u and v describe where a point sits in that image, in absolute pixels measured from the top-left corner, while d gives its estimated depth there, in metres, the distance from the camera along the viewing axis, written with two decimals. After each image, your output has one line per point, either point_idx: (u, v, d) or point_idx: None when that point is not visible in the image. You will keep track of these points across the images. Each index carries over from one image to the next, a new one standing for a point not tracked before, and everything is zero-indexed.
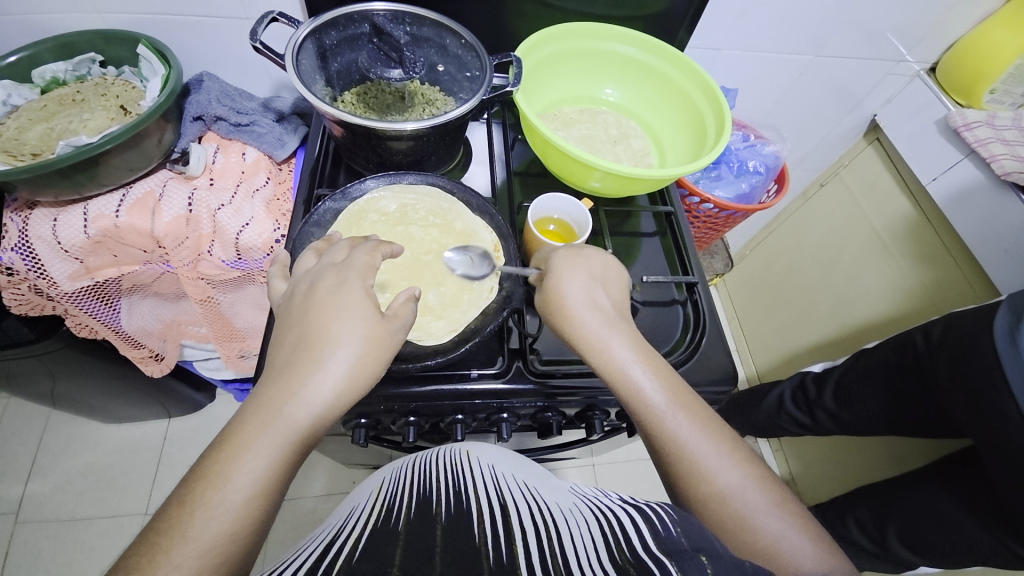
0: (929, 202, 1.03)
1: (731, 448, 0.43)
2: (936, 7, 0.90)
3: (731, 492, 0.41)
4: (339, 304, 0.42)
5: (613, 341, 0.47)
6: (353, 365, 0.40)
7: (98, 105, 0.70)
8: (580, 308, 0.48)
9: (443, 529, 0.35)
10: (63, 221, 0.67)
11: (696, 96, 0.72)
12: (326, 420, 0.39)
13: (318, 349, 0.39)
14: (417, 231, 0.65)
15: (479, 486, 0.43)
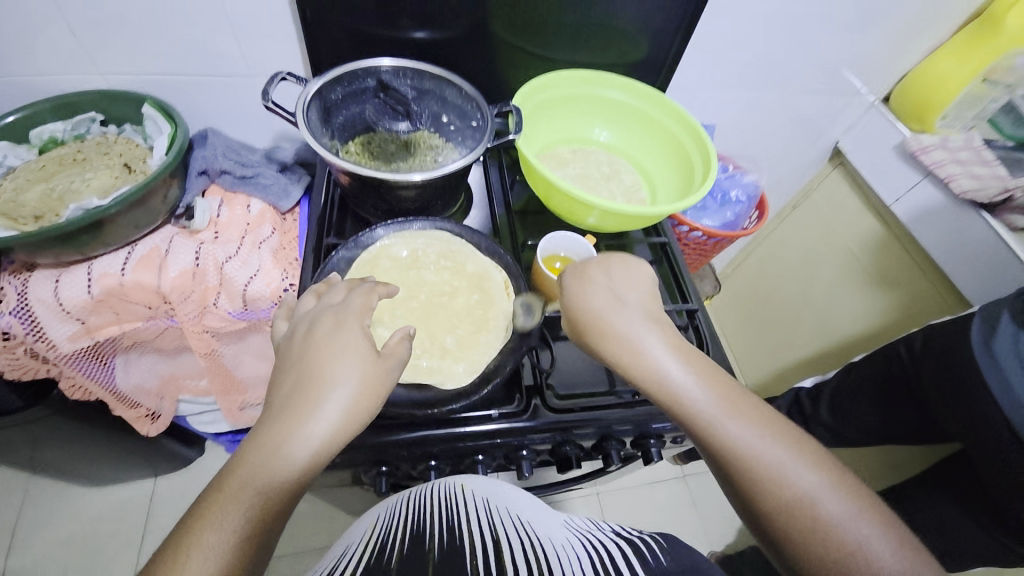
0: (895, 220, 1.10)
1: (801, 449, 0.41)
2: (884, 47, 1.00)
3: (808, 496, 0.39)
4: (334, 346, 0.42)
5: (658, 349, 0.46)
6: (350, 406, 0.40)
7: (102, 163, 0.70)
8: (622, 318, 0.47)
9: None
10: (66, 282, 0.66)
11: (681, 135, 0.77)
12: (313, 469, 0.38)
13: (316, 390, 0.40)
14: (429, 274, 0.66)
15: (471, 523, 0.40)
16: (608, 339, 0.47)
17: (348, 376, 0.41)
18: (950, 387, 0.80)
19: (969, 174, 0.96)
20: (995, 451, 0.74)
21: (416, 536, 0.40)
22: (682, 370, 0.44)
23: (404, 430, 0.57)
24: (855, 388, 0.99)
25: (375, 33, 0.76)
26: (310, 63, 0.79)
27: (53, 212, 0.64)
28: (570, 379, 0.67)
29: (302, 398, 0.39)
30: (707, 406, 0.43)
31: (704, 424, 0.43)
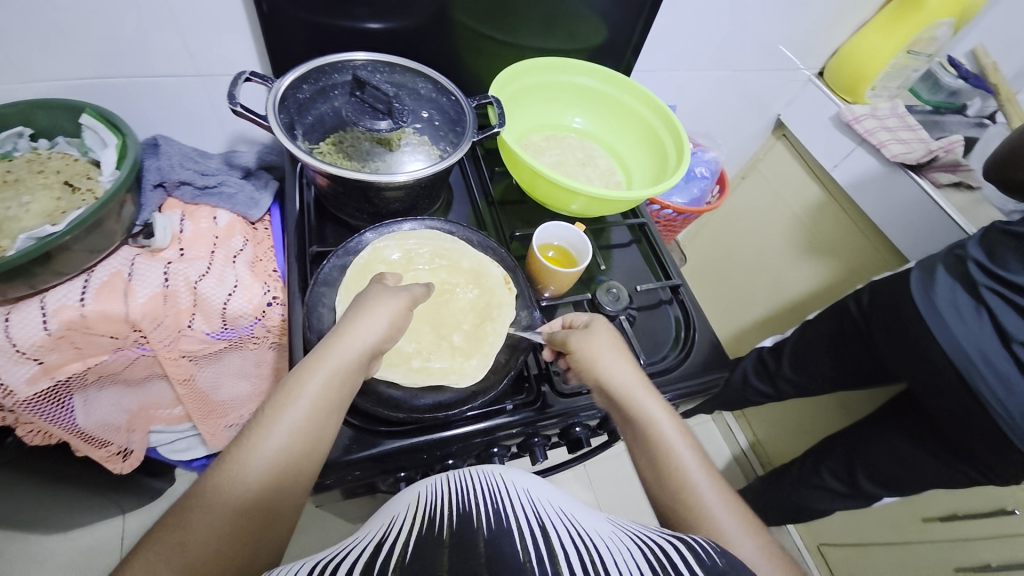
0: (837, 188, 1.20)
1: (746, 521, 0.45)
2: (819, 24, 1.08)
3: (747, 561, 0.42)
4: (362, 307, 0.50)
5: (650, 407, 0.52)
6: (384, 323, 0.50)
7: (37, 183, 0.62)
8: (619, 377, 0.54)
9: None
10: (17, 320, 0.59)
11: (652, 118, 0.81)
12: (292, 455, 0.42)
13: (353, 323, 0.49)
14: (425, 273, 0.64)
15: (519, 517, 0.36)
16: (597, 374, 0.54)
17: (375, 331, 0.49)
18: (896, 336, 0.89)
19: (897, 139, 1.07)
20: (938, 385, 0.84)
21: (461, 519, 0.36)
22: (661, 411, 0.51)
23: (422, 434, 0.57)
24: (817, 340, 1.08)
25: (337, 26, 0.72)
26: (266, 59, 0.74)
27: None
28: None
29: (335, 347, 0.47)
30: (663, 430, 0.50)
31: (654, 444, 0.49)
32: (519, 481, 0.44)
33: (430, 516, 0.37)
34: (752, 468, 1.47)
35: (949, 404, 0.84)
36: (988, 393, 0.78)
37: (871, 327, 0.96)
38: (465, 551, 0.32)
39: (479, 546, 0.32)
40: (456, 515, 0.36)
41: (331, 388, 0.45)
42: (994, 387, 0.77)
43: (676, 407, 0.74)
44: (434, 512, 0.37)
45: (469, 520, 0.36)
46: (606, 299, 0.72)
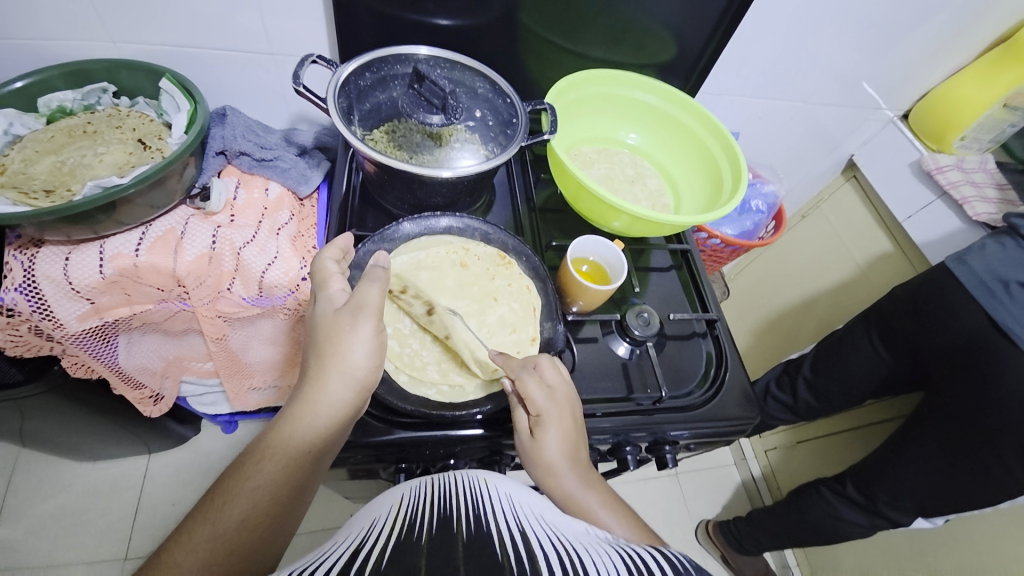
0: (904, 235, 1.12)
1: None
2: (909, 64, 1.01)
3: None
4: (349, 313, 0.49)
5: (574, 481, 0.51)
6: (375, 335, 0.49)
7: (114, 137, 0.69)
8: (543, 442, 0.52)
9: (465, 546, 0.31)
10: (77, 260, 0.64)
11: (711, 144, 0.77)
12: (317, 448, 0.46)
13: (342, 336, 0.49)
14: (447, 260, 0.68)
15: (494, 511, 0.37)
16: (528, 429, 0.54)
17: (364, 339, 0.49)
18: (963, 398, 0.83)
19: (982, 196, 0.99)
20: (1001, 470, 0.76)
21: (441, 523, 0.35)
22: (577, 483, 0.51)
23: (427, 429, 0.57)
24: (852, 374, 1.01)
25: (406, 19, 0.73)
26: (335, 45, 0.76)
27: (66, 189, 0.62)
28: (592, 384, 0.67)
29: (331, 361, 0.48)
30: (593, 508, 0.50)
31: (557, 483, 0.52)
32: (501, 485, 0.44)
33: (409, 520, 0.36)
34: (760, 496, 1.42)
35: (997, 450, 0.78)
36: (1003, 315, 0.78)
37: (914, 349, 0.91)
38: (444, 545, 0.31)
39: (458, 547, 0.31)
40: (438, 518, 0.36)
41: (322, 415, 0.47)
42: (1012, 308, 0.77)
43: (695, 447, 0.71)
44: (415, 515, 0.37)
45: (450, 523, 0.35)
46: (636, 323, 0.70)
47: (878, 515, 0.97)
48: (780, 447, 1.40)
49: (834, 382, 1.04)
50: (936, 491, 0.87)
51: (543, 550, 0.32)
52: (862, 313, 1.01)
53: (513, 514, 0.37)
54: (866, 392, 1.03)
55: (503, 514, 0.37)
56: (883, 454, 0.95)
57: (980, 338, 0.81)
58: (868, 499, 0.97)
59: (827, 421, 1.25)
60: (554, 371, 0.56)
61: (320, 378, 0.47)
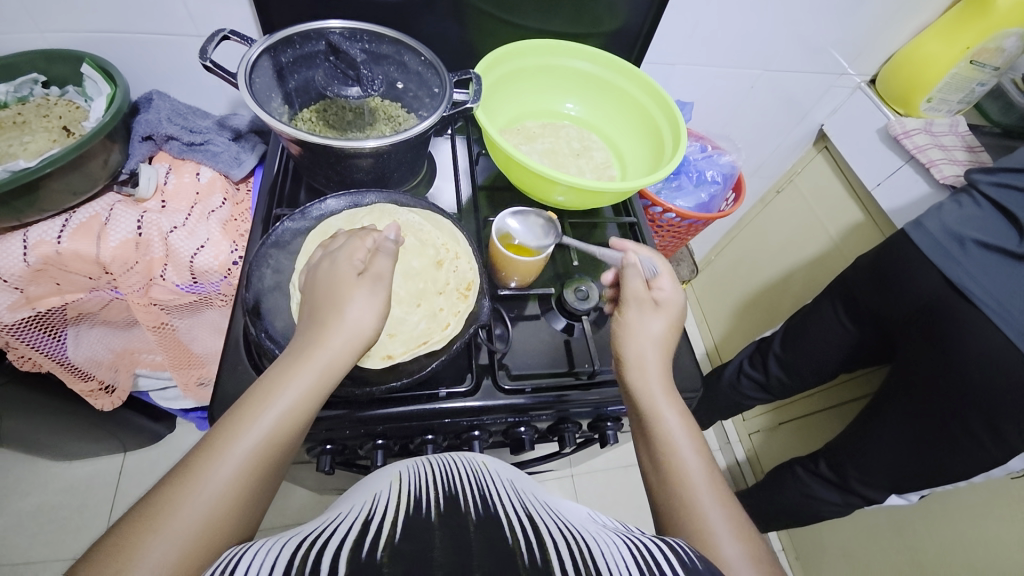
0: (875, 206, 1.08)
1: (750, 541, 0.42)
2: (871, 25, 0.97)
3: (725, 562, 0.41)
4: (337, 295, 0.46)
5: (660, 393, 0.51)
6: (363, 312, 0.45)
7: (40, 126, 0.68)
8: (647, 337, 0.54)
9: (478, 528, 0.33)
10: (0, 249, 0.63)
11: (652, 108, 0.75)
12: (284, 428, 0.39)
13: (330, 311, 0.44)
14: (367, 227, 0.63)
15: (502, 496, 0.39)
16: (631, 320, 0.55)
17: (365, 316, 0.45)
18: (930, 367, 0.79)
19: (952, 159, 0.95)
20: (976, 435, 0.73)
21: (449, 503, 0.37)
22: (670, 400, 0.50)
23: (345, 409, 0.56)
24: (821, 348, 0.98)
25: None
26: (263, 24, 0.75)
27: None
28: (527, 359, 0.65)
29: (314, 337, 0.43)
30: (659, 401, 0.50)
31: (641, 382, 0.51)
32: (499, 468, 0.48)
33: (417, 493, 0.38)
34: (743, 478, 1.39)
35: (963, 418, 0.74)
36: (956, 272, 0.74)
37: (882, 317, 0.87)
38: (456, 527, 0.33)
39: (470, 529, 0.33)
40: (445, 498, 0.38)
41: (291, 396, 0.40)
42: (968, 266, 0.73)
43: None
44: (421, 492, 0.39)
45: (457, 504, 0.37)
46: (573, 297, 0.68)
47: (852, 492, 0.94)
48: (763, 429, 1.37)
49: (804, 358, 1.00)
50: (908, 466, 0.83)
51: (552, 538, 0.33)
52: (829, 284, 0.98)
53: (518, 501, 0.39)
54: (837, 367, 1.00)
55: (510, 500, 0.39)
56: (855, 430, 0.92)
57: (937, 301, 0.77)
58: (840, 476, 0.94)
59: (803, 401, 1.22)
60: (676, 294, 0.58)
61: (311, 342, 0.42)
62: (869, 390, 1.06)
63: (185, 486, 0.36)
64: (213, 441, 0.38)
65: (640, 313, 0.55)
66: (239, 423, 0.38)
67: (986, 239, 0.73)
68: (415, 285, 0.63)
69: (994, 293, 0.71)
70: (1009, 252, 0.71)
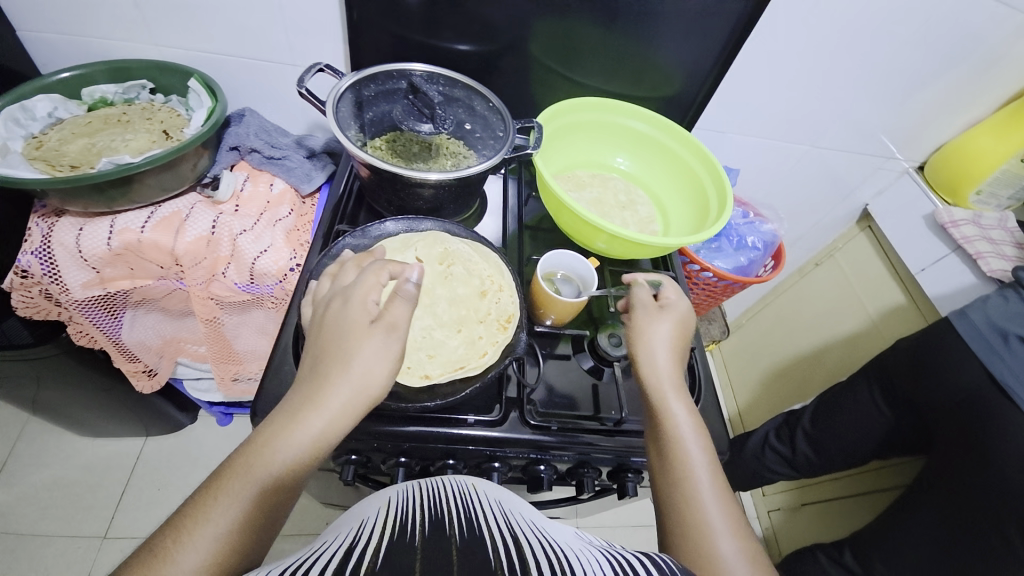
0: (918, 291, 1.06)
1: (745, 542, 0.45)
2: (922, 115, 0.99)
3: (724, 559, 0.43)
4: (346, 343, 0.46)
5: (673, 400, 0.52)
6: (372, 361, 0.46)
7: (142, 127, 0.75)
8: (659, 346, 0.56)
9: (460, 553, 0.30)
10: (89, 231, 0.69)
11: (700, 171, 0.78)
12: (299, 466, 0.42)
13: (339, 357, 0.45)
14: (420, 251, 0.67)
15: (488, 517, 0.36)
16: (641, 330, 0.57)
17: (375, 368, 0.45)
18: (966, 464, 0.75)
19: (1000, 253, 0.94)
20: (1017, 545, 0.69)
21: (434, 526, 0.34)
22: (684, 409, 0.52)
23: (377, 422, 0.57)
24: (853, 429, 0.95)
25: (418, 42, 0.79)
26: (351, 60, 0.83)
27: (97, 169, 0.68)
28: (554, 397, 0.66)
29: (324, 381, 0.45)
30: (672, 407, 0.52)
31: (657, 392, 0.53)
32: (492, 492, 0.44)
33: (402, 518, 0.35)
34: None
35: (997, 522, 0.70)
36: (999, 368, 0.73)
37: (922, 405, 0.84)
38: (438, 552, 0.30)
39: (452, 553, 0.30)
40: (430, 521, 0.35)
41: (304, 437, 0.42)
42: (1011, 364, 0.72)
43: None
44: (407, 517, 0.36)
45: (442, 527, 0.34)
46: (607, 344, 0.68)
47: None
48: (784, 508, 1.30)
49: (833, 437, 0.97)
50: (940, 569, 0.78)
51: (535, 560, 0.30)
52: (865, 364, 0.96)
53: (504, 521, 0.36)
54: (869, 451, 0.96)
55: (495, 521, 0.35)
56: (884, 521, 0.87)
57: (974, 397, 0.75)
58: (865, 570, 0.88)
59: (832, 484, 1.16)
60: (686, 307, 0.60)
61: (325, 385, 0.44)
62: (902, 481, 1.01)
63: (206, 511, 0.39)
64: (234, 471, 0.41)
65: (659, 335, 0.56)
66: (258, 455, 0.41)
67: None
68: (458, 311, 0.65)
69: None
70: None
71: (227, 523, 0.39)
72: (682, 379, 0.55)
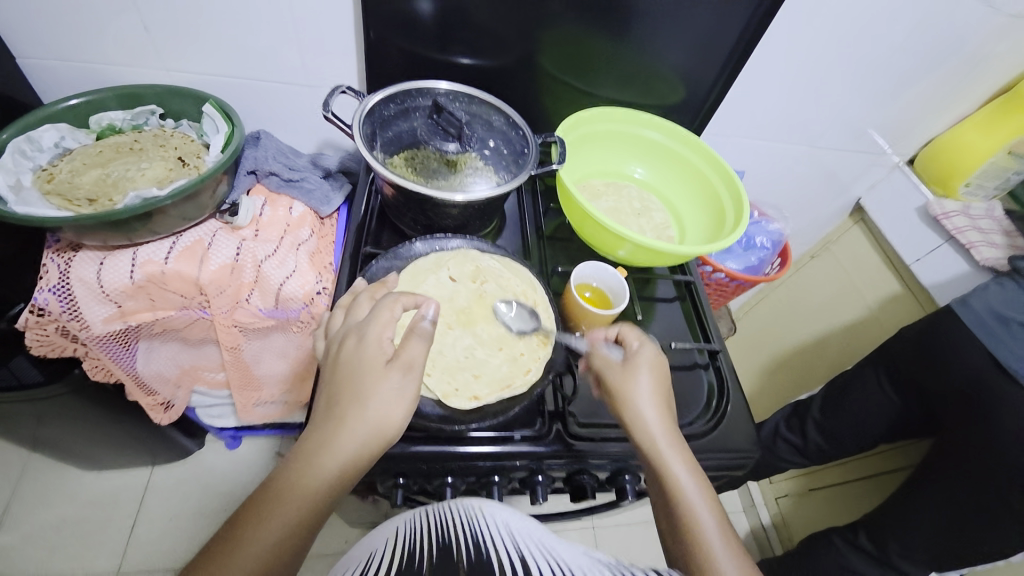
0: (913, 280, 1.12)
1: None
2: (911, 114, 1.04)
3: None
4: (361, 384, 0.47)
5: (670, 460, 0.49)
6: (387, 401, 0.47)
7: (157, 155, 0.74)
8: (645, 406, 0.53)
9: None
10: (110, 265, 0.68)
11: (713, 178, 0.80)
12: (323, 502, 0.44)
13: (354, 397, 0.47)
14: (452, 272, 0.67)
15: (495, 543, 0.35)
16: (622, 391, 0.54)
17: (393, 410, 0.47)
18: (970, 443, 0.80)
19: (990, 241, 0.99)
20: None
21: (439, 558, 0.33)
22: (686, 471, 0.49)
23: (427, 444, 0.56)
24: (862, 415, 0.99)
25: (433, 59, 0.80)
26: (365, 78, 0.82)
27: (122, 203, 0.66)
28: (592, 407, 0.66)
29: (341, 422, 0.46)
30: (671, 468, 0.49)
31: (655, 456, 0.50)
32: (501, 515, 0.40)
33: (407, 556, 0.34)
34: (769, 545, 1.35)
35: (1005, 493, 0.75)
36: (1003, 351, 0.77)
37: (929, 391, 0.88)
38: None
39: None
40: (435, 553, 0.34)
41: (327, 477, 0.44)
42: (1013, 347, 0.76)
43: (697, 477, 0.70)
44: None
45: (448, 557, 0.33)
46: None
47: (891, 567, 0.92)
48: (791, 494, 1.34)
49: (843, 423, 1.01)
50: (955, 545, 0.82)
51: None
52: (871, 353, 1.00)
53: (512, 541, 0.35)
54: (877, 435, 1.00)
55: (502, 545, 0.34)
56: (893, 500, 0.92)
57: (983, 380, 0.79)
58: (879, 549, 0.93)
59: (840, 469, 1.21)
60: (659, 359, 0.57)
61: (345, 425, 0.46)
62: (908, 462, 1.06)
63: (235, 545, 0.41)
64: (261, 509, 0.43)
65: (643, 387, 0.54)
66: (284, 493, 0.44)
67: None
68: (496, 328, 0.66)
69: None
70: None
71: (249, 564, 0.41)
72: (679, 440, 0.52)
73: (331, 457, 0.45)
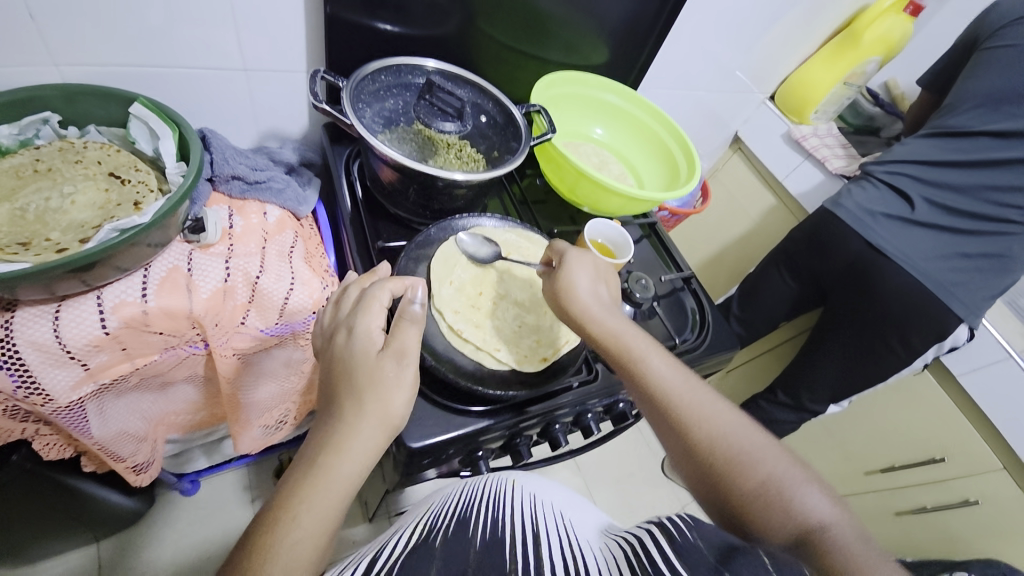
0: (784, 193, 1.41)
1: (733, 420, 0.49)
2: (772, 57, 1.27)
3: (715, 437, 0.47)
4: (358, 376, 0.44)
5: (618, 330, 0.55)
6: (386, 393, 0.43)
7: (78, 174, 0.59)
8: (584, 294, 0.57)
9: (478, 550, 0.38)
10: (69, 317, 0.56)
11: (659, 129, 0.93)
12: (335, 519, 0.40)
13: (354, 394, 0.43)
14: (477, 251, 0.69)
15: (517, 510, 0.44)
16: (563, 288, 0.57)
17: (397, 398, 0.44)
18: (855, 306, 1.09)
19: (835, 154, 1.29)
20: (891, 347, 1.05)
21: (461, 525, 0.42)
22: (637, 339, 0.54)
23: (505, 413, 0.61)
24: (770, 303, 1.26)
25: (388, 31, 0.75)
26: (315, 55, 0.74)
27: (77, 240, 0.53)
28: None
29: (346, 423, 0.42)
30: (623, 339, 0.54)
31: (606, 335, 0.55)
32: (529, 485, 0.52)
33: (438, 521, 0.44)
34: None
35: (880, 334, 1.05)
36: (875, 236, 1.05)
37: (820, 274, 1.16)
38: (457, 544, 0.38)
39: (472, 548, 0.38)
40: (459, 520, 0.43)
41: (333, 489, 0.40)
42: (883, 231, 1.05)
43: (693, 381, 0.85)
44: (442, 520, 0.44)
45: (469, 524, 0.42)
46: (637, 287, 0.82)
47: (804, 409, 1.23)
48: (713, 380, 1.65)
49: (759, 312, 1.28)
50: (847, 380, 1.13)
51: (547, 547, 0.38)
52: (772, 255, 1.25)
53: (532, 507, 0.45)
54: (781, 317, 1.28)
55: (523, 510, 0.44)
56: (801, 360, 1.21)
57: (863, 258, 1.07)
58: (794, 399, 1.23)
59: (754, 347, 1.51)
60: (591, 252, 0.61)
61: (352, 425, 0.42)
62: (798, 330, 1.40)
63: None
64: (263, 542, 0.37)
65: (583, 284, 0.58)
66: (290, 519, 0.38)
67: (891, 212, 1.05)
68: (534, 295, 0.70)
69: (899, 248, 1.03)
70: (918, 221, 1.04)
71: None
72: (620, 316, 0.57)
73: (339, 463, 0.41)
